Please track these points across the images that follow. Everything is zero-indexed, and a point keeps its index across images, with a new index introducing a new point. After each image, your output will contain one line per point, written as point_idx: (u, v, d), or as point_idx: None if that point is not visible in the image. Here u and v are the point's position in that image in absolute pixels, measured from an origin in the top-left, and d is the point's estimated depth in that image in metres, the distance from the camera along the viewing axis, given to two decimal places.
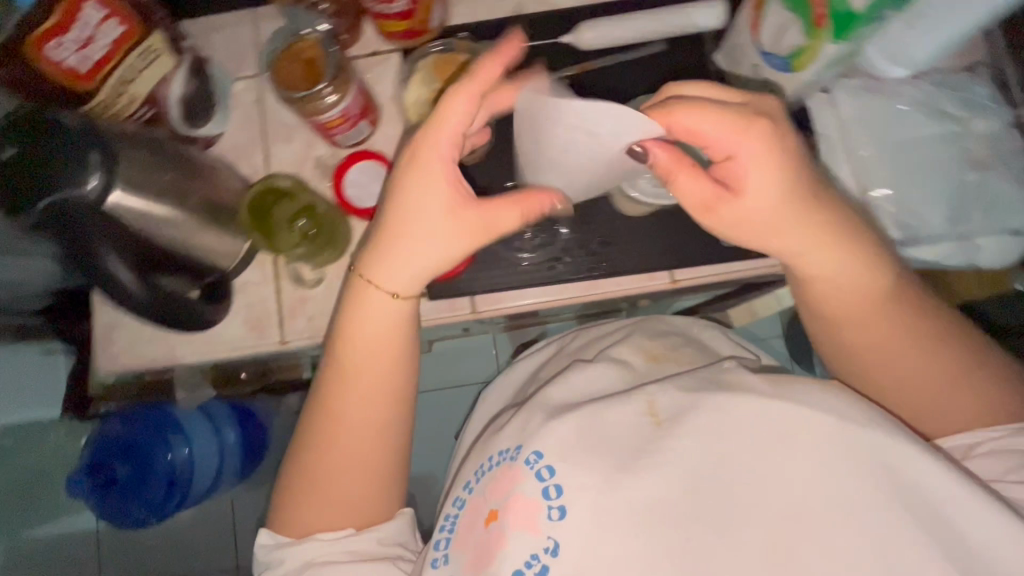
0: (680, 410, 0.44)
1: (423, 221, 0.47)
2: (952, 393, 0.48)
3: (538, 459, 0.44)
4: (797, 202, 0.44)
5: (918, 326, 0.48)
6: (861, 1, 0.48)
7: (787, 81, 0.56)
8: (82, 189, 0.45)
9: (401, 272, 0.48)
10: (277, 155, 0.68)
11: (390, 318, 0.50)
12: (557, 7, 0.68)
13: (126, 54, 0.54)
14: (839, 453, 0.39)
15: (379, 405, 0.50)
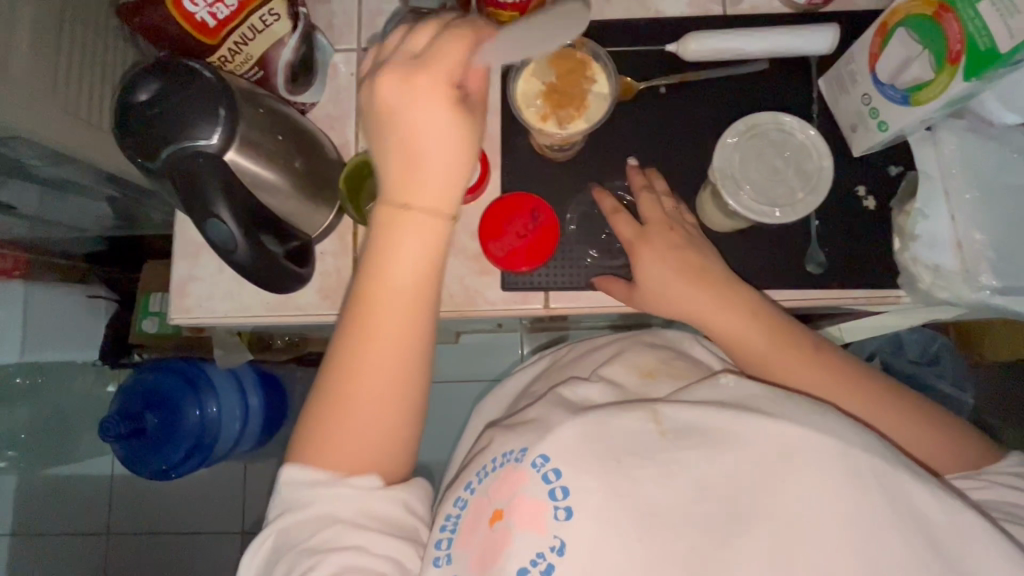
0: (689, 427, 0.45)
1: (441, 139, 0.43)
2: (916, 431, 0.52)
3: (544, 462, 0.44)
4: (686, 277, 0.56)
5: (836, 375, 0.53)
6: (1004, 38, 0.44)
7: (904, 116, 0.54)
8: (211, 138, 0.46)
9: (430, 188, 0.44)
10: (368, 130, 0.69)
11: (420, 248, 0.45)
12: (662, 15, 0.68)
13: (249, 14, 0.55)
14: (840, 475, 0.40)
15: (405, 342, 0.45)
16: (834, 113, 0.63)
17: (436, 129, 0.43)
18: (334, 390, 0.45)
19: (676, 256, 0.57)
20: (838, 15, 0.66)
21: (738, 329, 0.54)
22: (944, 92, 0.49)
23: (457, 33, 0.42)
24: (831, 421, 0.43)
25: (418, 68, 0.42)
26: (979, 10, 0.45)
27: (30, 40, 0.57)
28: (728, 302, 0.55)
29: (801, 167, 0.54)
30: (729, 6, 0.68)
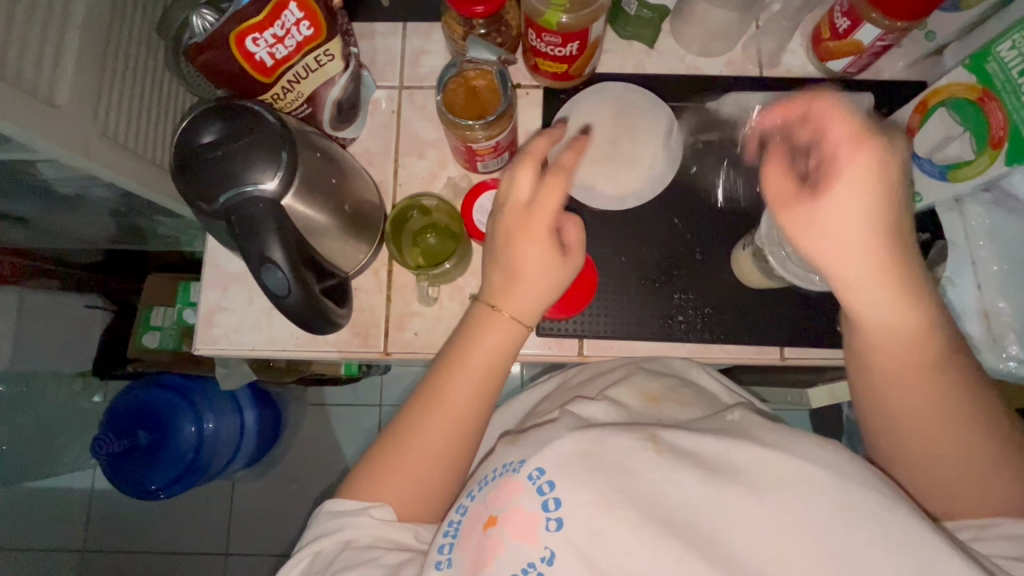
0: (698, 450, 0.43)
1: (531, 270, 0.50)
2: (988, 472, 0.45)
3: (540, 475, 0.43)
4: (882, 228, 0.42)
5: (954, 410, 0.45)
6: None
7: (936, 191, 0.57)
8: (269, 183, 0.46)
9: (518, 302, 0.51)
10: (407, 168, 0.69)
11: (505, 343, 0.52)
12: (700, 72, 0.70)
13: (306, 55, 0.55)
14: (832, 505, 0.38)
15: (470, 419, 0.51)
16: None
17: (534, 270, 0.50)
18: (402, 445, 0.50)
19: (880, 197, 0.42)
20: (869, 84, 0.68)
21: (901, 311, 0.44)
22: (982, 173, 0.52)
23: (530, 163, 0.49)
24: (843, 460, 0.41)
25: (513, 203, 0.49)
26: None
27: (78, 65, 0.57)
28: (906, 273, 0.44)
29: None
30: (765, 67, 0.70)
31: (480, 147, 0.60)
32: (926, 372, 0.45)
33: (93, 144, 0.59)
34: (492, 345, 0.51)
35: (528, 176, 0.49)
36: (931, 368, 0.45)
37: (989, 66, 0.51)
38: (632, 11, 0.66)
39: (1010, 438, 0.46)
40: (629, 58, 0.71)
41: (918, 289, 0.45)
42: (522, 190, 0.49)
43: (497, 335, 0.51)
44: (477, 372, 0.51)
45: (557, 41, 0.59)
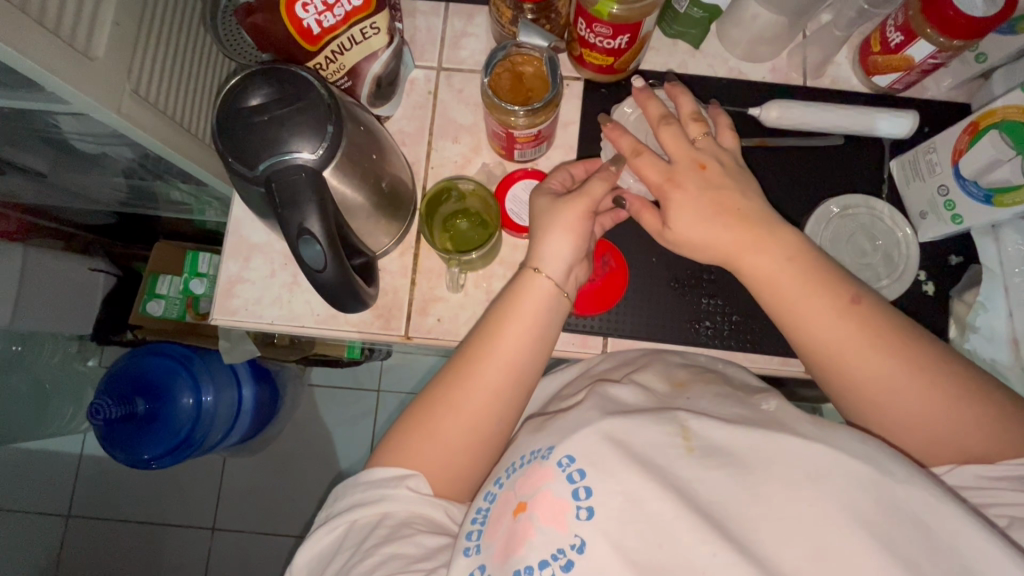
0: (731, 442, 0.42)
1: (564, 225, 0.52)
2: (976, 425, 0.44)
3: (570, 462, 0.42)
4: (724, 225, 0.50)
5: (927, 371, 0.45)
6: None
7: (978, 215, 0.57)
8: (310, 155, 0.45)
9: (557, 254, 0.52)
10: (440, 151, 0.68)
11: (541, 306, 0.52)
12: (744, 77, 0.69)
13: (352, 25, 0.53)
14: (869, 504, 0.38)
15: (505, 384, 0.50)
16: (901, 196, 0.65)
17: (565, 224, 0.53)
18: (433, 413, 0.50)
19: (705, 196, 0.51)
20: (912, 102, 0.68)
21: (818, 299, 0.47)
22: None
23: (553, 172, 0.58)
24: (873, 450, 0.41)
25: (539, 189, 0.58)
26: None
27: (117, 18, 0.55)
28: (796, 250, 0.49)
29: (889, 255, 0.63)
30: (809, 78, 0.69)
31: (521, 134, 0.58)
32: (860, 344, 0.46)
33: (127, 100, 0.58)
34: (530, 302, 0.51)
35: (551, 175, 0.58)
36: (873, 334, 0.46)
37: None
38: (682, 9, 0.65)
39: (990, 392, 0.44)
40: (673, 58, 0.70)
41: (806, 261, 0.49)
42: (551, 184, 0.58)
43: (535, 298, 0.52)
44: (512, 339, 0.50)
45: (608, 33, 0.58)
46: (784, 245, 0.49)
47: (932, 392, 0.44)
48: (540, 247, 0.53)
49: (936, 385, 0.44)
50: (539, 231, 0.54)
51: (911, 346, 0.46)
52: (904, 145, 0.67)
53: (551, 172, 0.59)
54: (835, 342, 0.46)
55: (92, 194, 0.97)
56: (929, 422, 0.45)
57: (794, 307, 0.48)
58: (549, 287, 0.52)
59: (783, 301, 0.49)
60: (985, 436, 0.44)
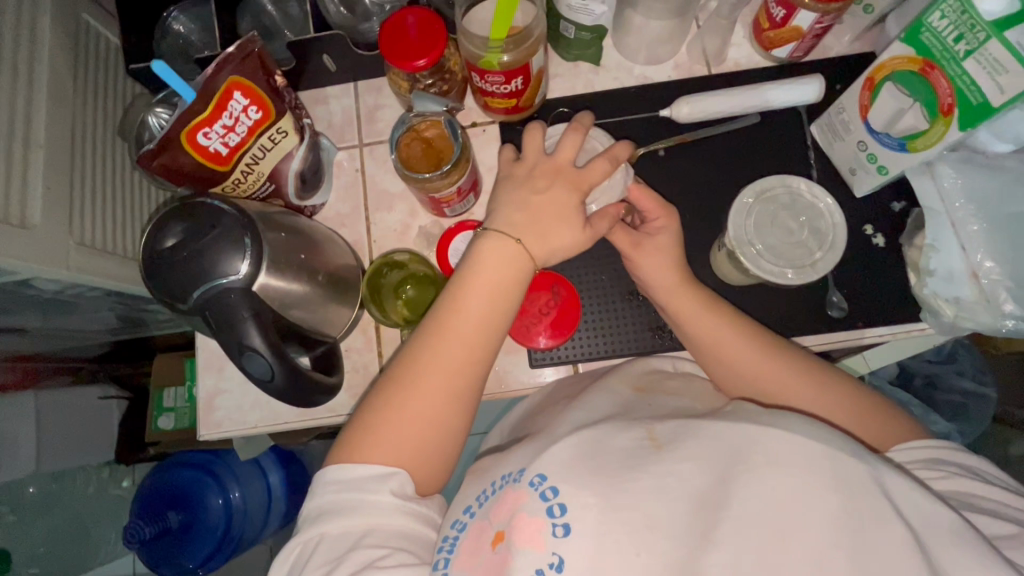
0: (678, 436, 0.44)
1: (544, 196, 0.53)
2: (880, 429, 0.52)
3: (542, 481, 0.43)
4: (678, 268, 0.57)
5: (828, 387, 0.52)
6: (998, 97, 0.45)
7: (901, 160, 0.56)
8: (237, 273, 0.47)
9: (535, 227, 0.53)
10: (378, 223, 0.70)
11: (514, 275, 0.52)
12: (650, 80, 0.71)
13: (261, 136, 0.56)
14: (833, 484, 0.39)
15: (481, 351, 0.51)
16: (830, 156, 0.65)
17: (550, 195, 0.53)
18: (406, 388, 0.49)
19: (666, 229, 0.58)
20: (818, 63, 0.68)
21: (749, 351, 0.54)
22: (941, 140, 0.51)
23: (606, 158, 0.55)
24: (828, 433, 0.42)
25: (555, 158, 0.55)
26: (965, 68, 0.47)
27: (46, 179, 0.58)
28: (713, 300, 0.56)
29: (815, 229, 0.55)
30: (712, 65, 0.70)
31: (445, 195, 0.61)
32: (774, 374, 0.53)
33: (72, 253, 0.61)
34: (504, 268, 0.52)
35: (575, 137, 0.56)
36: (782, 363, 0.53)
37: (924, 37, 0.49)
38: (572, 35, 0.67)
39: (873, 394, 0.54)
40: (579, 78, 0.71)
41: (724, 309, 0.56)
42: (563, 151, 0.55)
43: (508, 265, 0.52)
44: (484, 305, 0.51)
45: (501, 80, 0.60)
46: (705, 295, 0.57)
47: (836, 400, 0.52)
48: (536, 221, 0.53)
49: (838, 394, 0.52)
50: (539, 205, 0.53)
51: (813, 365, 0.54)
52: (819, 108, 0.67)
53: (543, 162, 0.55)
54: (766, 384, 0.53)
55: (83, 333, 0.99)
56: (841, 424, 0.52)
57: (718, 348, 0.54)
58: (532, 257, 0.52)
59: (710, 349, 0.55)
60: (884, 427, 0.52)
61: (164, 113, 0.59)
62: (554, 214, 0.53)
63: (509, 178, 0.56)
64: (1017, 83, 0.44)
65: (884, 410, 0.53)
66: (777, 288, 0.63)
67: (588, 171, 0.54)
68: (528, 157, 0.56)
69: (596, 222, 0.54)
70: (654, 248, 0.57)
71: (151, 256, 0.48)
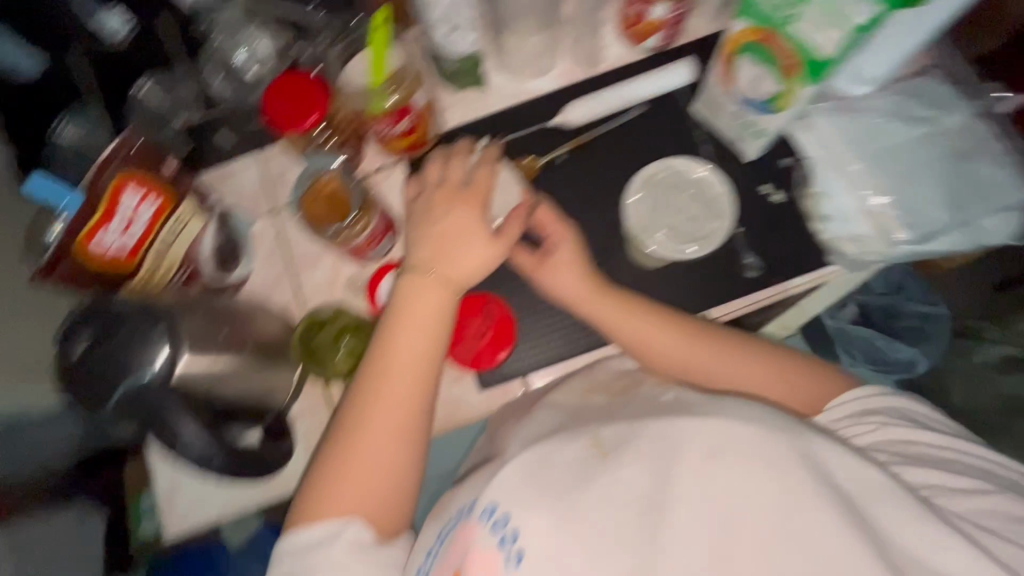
0: (623, 439, 0.45)
1: (450, 221, 0.55)
2: (811, 390, 0.54)
3: (494, 511, 0.43)
4: (590, 270, 0.59)
5: (753, 360, 0.56)
6: (830, 48, 0.50)
7: (772, 121, 0.60)
8: (155, 364, 0.47)
9: (447, 254, 0.54)
10: (307, 281, 0.69)
11: (438, 306, 0.53)
12: (538, 92, 0.73)
13: (162, 226, 0.57)
14: (765, 462, 0.40)
15: (417, 387, 0.51)
16: (716, 129, 0.69)
17: (456, 221, 0.55)
18: (351, 437, 0.49)
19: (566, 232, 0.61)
20: (688, 45, 0.72)
21: (675, 335, 0.57)
22: (798, 98, 0.55)
23: (484, 162, 0.58)
24: (754, 412, 0.44)
25: (447, 183, 0.58)
26: (798, 29, 0.51)
27: None
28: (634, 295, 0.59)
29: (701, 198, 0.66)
30: (592, 66, 0.73)
31: (360, 243, 0.64)
32: (700, 358, 0.56)
33: None
34: (426, 301, 0.53)
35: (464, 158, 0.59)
36: (705, 346, 0.56)
37: (757, 10, 0.53)
38: (452, 65, 0.69)
39: (799, 358, 0.56)
40: (472, 103, 0.73)
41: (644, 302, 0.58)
42: (454, 173, 0.58)
43: (430, 297, 0.53)
44: (414, 341, 0.52)
45: (388, 124, 0.64)
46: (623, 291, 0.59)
47: (764, 369, 0.55)
48: (445, 250, 0.54)
49: (764, 365, 0.55)
50: (445, 235, 0.55)
51: (736, 341, 0.57)
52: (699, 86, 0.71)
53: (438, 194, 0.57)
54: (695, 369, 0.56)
55: None
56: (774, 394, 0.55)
57: (647, 343, 0.57)
58: (451, 283, 0.54)
59: (642, 342, 0.57)
60: (817, 386, 0.54)
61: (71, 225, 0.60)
62: (462, 235, 0.54)
63: (412, 214, 0.58)
64: (840, 35, 0.49)
65: (813, 372, 0.55)
66: (695, 262, 0.66)
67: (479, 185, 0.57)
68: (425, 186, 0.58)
69: (506, 229, 0.55)
70: (563, 256, 0.60)
71: (61, 364, 0.48)
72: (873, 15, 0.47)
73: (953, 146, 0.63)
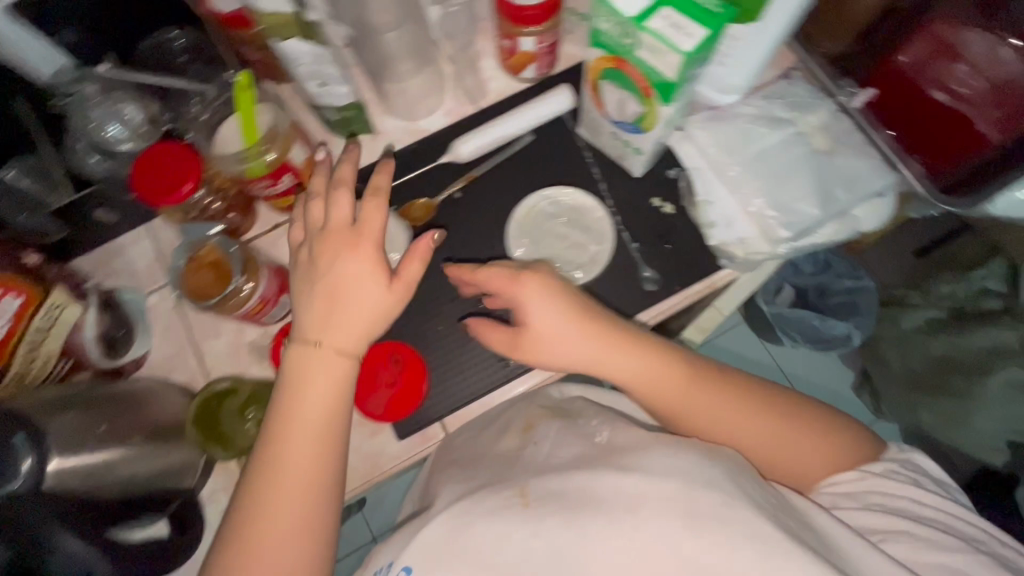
0: (550, 490, 0.46)
1: (338, 277, 0.53)
2: (826, 462, 0.56)
3: (408, 574, 0.46)
4: (571, 317, 0.55)
5: (778, 425, 0.56)
6: (669, 73, 0.50)
7: (645, 139, 0.62)
8: (12, 480, 0.42)
9: (338, 316, 0.53)
10: (208, 352, 0.68)
11: (332, 372, 0.52)
12: (427, 132, 0.74)
13: (32, 318, 0.55)
14: (682, 515, 0.41)
15: (316, 458, 0.50)
16: (602, 148, 0.70)
17: (350, 276, 0.53)
18: (246, 524, 0.48)
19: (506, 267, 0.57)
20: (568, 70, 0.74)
21: (619, 359, 0.56)
22: (659, 117, 0.57)
23: (372, 196, 0.55)
24: (679, 461, 0.45)
25: (329, 227, 0.55)
26: (639, 57, 0.52)
27: None
28: (625, 334, 0.57)
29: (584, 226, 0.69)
30: (477, 101, 0.74)
31: (252, 307, 0.61)
32: (728, 418, 0.56)
33: None
34: (327, 370, 0.52)
35: (351, 197, 0.56)
36: (735, 404, 0.56)
37: (603, 40, 0.54)
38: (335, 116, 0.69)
39: (828, 429, 0.57)
40: (362, 150, 0.73)
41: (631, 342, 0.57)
42: (341, 208, 0.55)
43: (324, 363, 0.52)
44: (313, 412, 0.51)
45: (269, 182, 0.61)
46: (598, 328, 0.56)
47: (789, 435, 0.56)
48: (335, 309, 0.53)
49: (792, 431, 0.56)
50: (338, 289, 0.53)
51: (763, 402, 0.57)
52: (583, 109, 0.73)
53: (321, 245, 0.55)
54: (717, 424, 0.56)
55: None
56: (797, 461, 0.56)
57: (664, 392, 0.57)
58: (346, 347, 0.53)
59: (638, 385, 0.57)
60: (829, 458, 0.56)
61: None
62: (351, 289, 0.53)
63: (303, 273, 0.56)
64: (675, 61, 0.49)
65: (835, 445, 0.56)
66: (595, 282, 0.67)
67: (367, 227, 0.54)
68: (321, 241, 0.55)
69: (403, 269, 0.54)
70: (501, 280, 0.57)
71: None
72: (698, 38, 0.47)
73: (815, 145, 0.68)
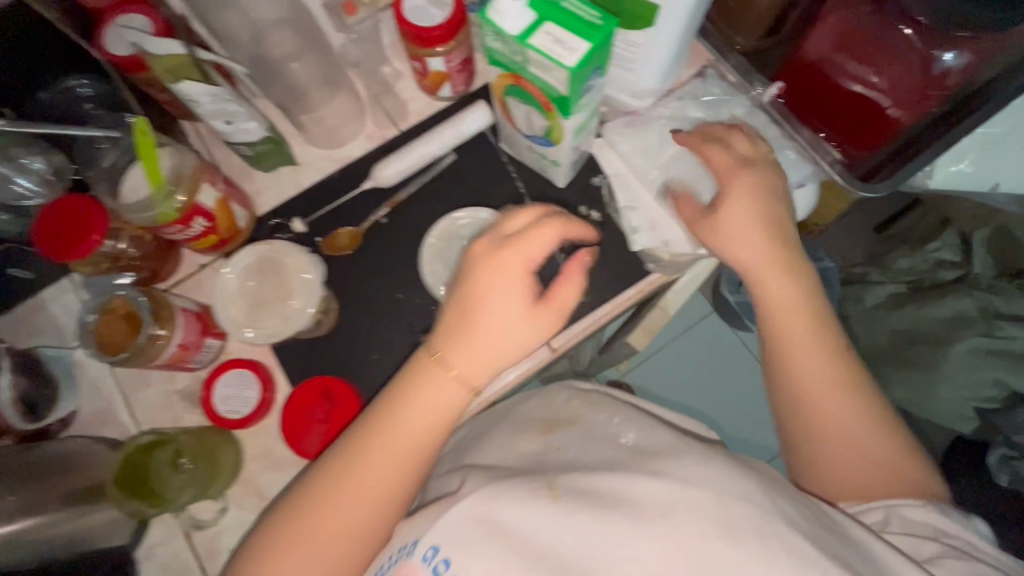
0: (579, 487, 0.54)
1: (492, 310, 0.57)
2: (890, 478, 0.68)
3: (436, 553, 0.53)
4: (777, 257, 0.70)
5: (865, 431, 0.69)
6: (561, 90, 0.61)
7: (556, 149, 0.75)
8: None
9: (465, 356, 0.58)
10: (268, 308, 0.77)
11: (438, 401, 0.59)
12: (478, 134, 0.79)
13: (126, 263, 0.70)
14: (719, 529, 0.49)
15: (400, 464, 0.59)
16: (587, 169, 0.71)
17: (495, 317, 0.57)
18: (326, 504, 0.58)
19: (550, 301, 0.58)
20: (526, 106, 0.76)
21: (792, 301, 0.70)
22: (560, 129, 0.70)
23: (563, 228, 0.57)
24: (703, 479, 0.52)
25: (506, 235, 0.58)
26: (531, 73, 0.62)
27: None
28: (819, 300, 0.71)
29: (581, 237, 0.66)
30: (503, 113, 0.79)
31: None
32: (840, 397, 0.69)
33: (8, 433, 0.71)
34: (433, 403, 0.59)
35: (528, 216, 0.59)
36: (847, 395, 0.69)
37: (497, 56, 0.65)
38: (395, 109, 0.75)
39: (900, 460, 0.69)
40: None
41: (807, 306, 0.70)
42: (513, 224, 0.59)
43: (431, 391, 0.59)
44: (416, 426, 0.59)
45: None
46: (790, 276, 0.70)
47: (868, 441, 0.68)
48: (470, 340, 0.58)
49: (876, 439, 0.69)
50: (483, 321, 0.57)
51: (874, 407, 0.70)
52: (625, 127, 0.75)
53: (484, 268, 0.57)
54: (831, 403, 0.69)
55: None
56: (861, 462, 0.69)
57: (797, 358, 0.70)
58: (459, 385, 0.59)
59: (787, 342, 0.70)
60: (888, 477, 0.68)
61: (91, 315, 0.73)
62: (495, 325, 0.57)
63: (472, 275, 0.58)
64: (561, 75, 0.59)
65: (902, 470, 0.69)
66: None
67: (507, 261, 0.56)
68: (469, 263, 0.58)
69: (546, 306, 0.58)
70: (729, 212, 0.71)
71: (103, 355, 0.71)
72: (579, 53, 0.57)
73: None
